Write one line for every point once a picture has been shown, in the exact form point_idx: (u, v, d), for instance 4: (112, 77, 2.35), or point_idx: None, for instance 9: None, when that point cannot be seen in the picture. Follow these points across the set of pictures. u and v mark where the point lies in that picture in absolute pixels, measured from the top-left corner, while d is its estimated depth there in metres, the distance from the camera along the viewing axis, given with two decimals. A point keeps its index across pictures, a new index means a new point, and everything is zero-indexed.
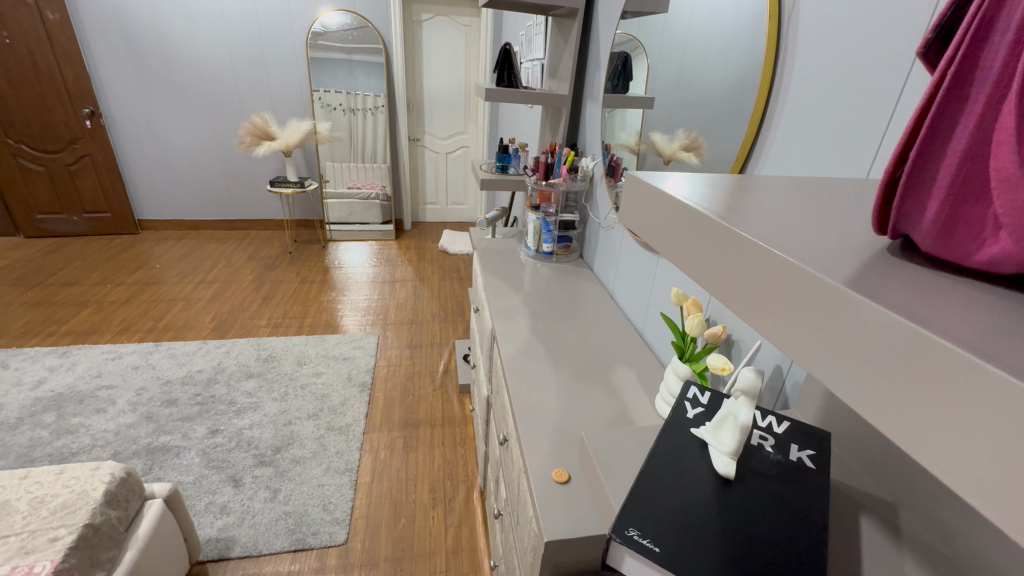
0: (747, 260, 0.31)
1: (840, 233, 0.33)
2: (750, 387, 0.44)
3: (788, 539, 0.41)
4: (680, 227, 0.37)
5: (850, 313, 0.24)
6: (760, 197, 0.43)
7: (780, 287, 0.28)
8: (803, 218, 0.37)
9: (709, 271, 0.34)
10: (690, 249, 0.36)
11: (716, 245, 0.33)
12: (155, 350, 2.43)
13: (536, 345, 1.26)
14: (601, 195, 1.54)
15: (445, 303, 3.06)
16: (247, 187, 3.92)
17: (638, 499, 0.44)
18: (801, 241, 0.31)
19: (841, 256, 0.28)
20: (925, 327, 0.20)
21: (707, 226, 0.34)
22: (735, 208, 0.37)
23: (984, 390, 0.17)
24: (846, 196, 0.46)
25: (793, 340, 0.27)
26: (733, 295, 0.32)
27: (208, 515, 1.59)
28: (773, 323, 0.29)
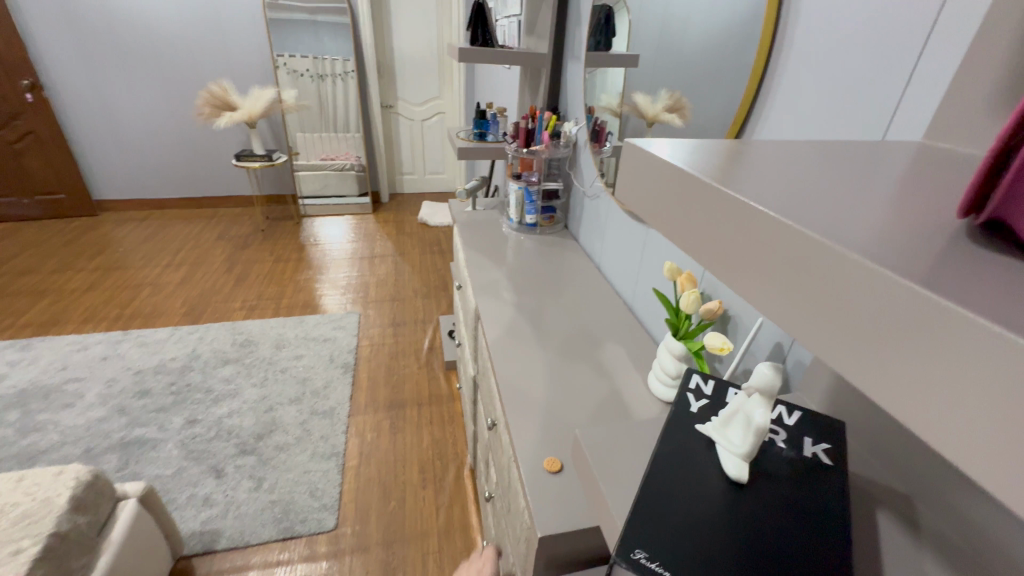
0: (745, 228, 0.28)
1: (858, 203, 0.29)
2: (767, 386, 0.38)
3: (803, 545, 0.37)
4: (671, 192, 0.33)
5: (861, 285, 0.21)
6: (763, 158, 0.38)
7: (783, 259, 0.25)
8: (817, 182, 0.33)
9: (702, 238, 0.31)
10: (681, 217, 0.33)
11: (710, 211, 0.30)
12: (123, 339, 2.32)
13: (522, 323, 1.20)
14: (587, 161, 1.46)
15: (427, 277, 2.98)
16: (211, 162, 3.70)
17: (642, 513, 0.39)
18: (812, 210, 0.27)
19: (865, 232, 0.24)
20: (943, 297, 0.18)
21: (704, 193, 0.31)
22: (734, 170, 0.33)
23: (1005, 368, 0.15)
24: (855, 154, 0.42)
25: (798, 316, 0.25)
26: (730, 267, 0.29)
27: (191, 509, 1.55)
28: (776, 299, 0.26)
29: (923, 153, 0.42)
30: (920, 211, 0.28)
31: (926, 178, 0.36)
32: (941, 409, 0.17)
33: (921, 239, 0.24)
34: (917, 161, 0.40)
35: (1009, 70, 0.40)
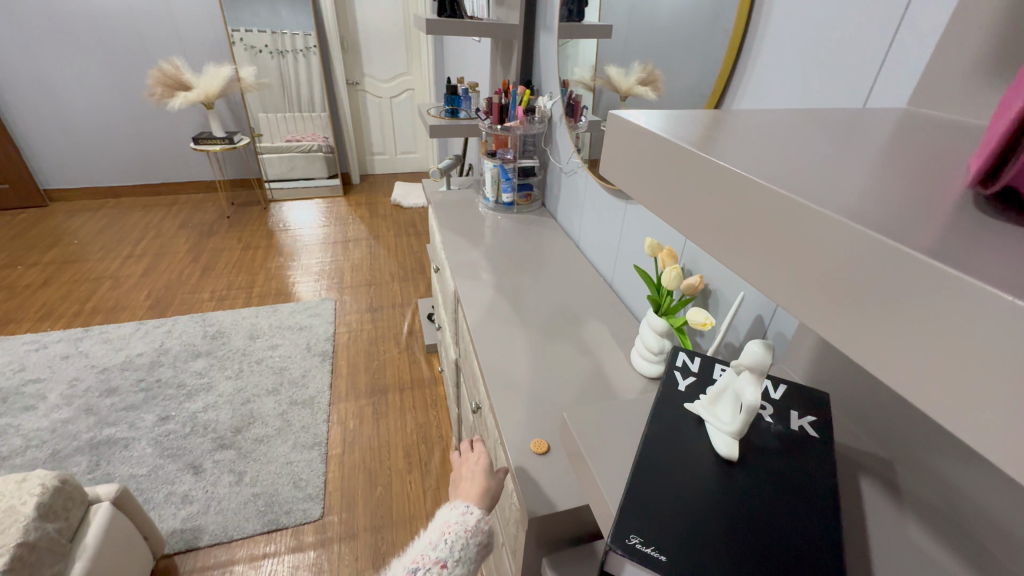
0: (731, 196, 0.26)
1: (845, 172, 0.28)
2: (757, 365, 0.37)
3: (796, 520, 0.37)
4: (652, 162, 0.32)
5: (852, 249, 0.20)
6: (750, 126, 0.36)
7: (771, 227, 0.24)
8: (802, 152, 0.31)
9: (686, 207, 0.30)
10: (664, 187, 0.31)
11: (694, 180, 0.29)
12: (84, 336, 2.22)
13: (502, 304, 1.18)
14: (562, 137, 1.43)
15: (403, 260, 2.92)
16: (168, 146, 3.51)
17: (636, 498, 0.39)
18: (801, 179, 0.26)
19: (857, 201, 0.23)
20: (945, 265, 0.16)
21: (691, 163, 0.29)
22: (720, 140, 0.32)
23: (1010, 326, 0.13)
24: (841, 121, 0.40)
25: (788, 285, 0.23)
26: (716, 236, 0.28)
27: (170, 507, 1.51)
28: (764, 267, 0.25)
29: (907, 120, 0.41)
30: (912, 179, 0.27)
31: (910, 146, 0.35)
32: (944, 374, 0.16)
33: (913, 207, 0.23)
34: (900, 129, 0.39)
35: (995, 32, 0.39)
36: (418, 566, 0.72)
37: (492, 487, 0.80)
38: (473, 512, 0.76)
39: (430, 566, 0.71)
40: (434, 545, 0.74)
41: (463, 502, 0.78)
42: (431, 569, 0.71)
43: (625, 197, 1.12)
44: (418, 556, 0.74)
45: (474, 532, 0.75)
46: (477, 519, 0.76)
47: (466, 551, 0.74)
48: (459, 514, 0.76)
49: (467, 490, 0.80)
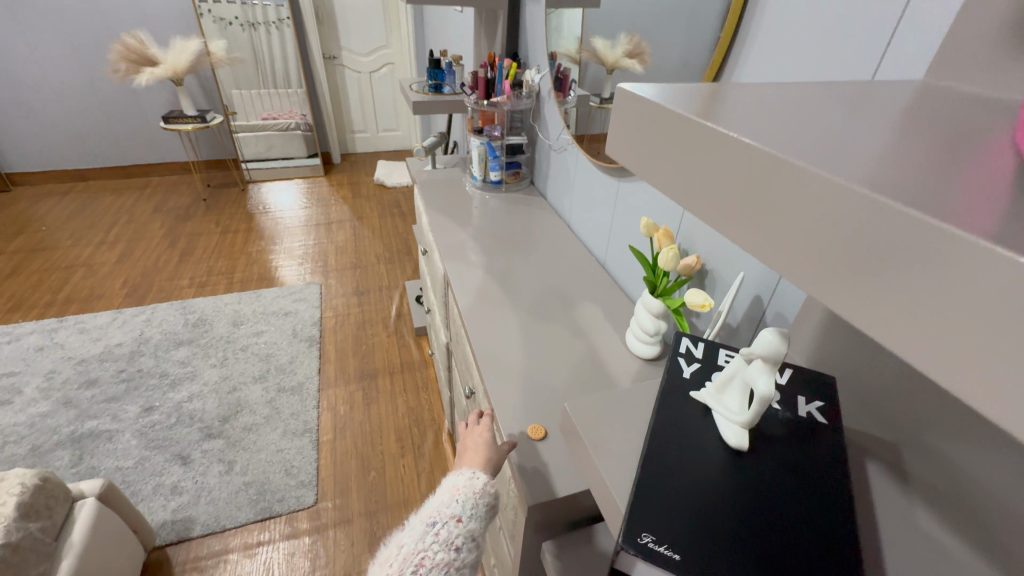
0: (737, 165, 0.24)
1: (862, 143, 0.26)
2: (771, 355, 0.36)
3: (806, 508, 0.37)
4: (651, 128, 0.30)
5: (862, 217, 0.19)
6: (758, 95, 0.34)
7: (775, 196, 0.23)
8: (814, 122, 0.30)
9: (684, 177, 0.28)
10: (663, 155, 0.30)
11: (694, 147, 0.27)
12: (59, 326, 2.14)
13: (493, 287, 1.16)
14: (551, 112, 1.39)
15: (389, 242, 2.86)
16: (137, 126, 3.36)
17: (646, 494, 0.38)
18: (811, 146, 0.24)
19: (870, 170, 0.22)
20: (960, 229, 0.15)
21: (693, 130, 0.27)
22: (726, 109, 0.30)
23: None
24: (851, 92, 0.38)
25: (791, 256, 0.22)
26: (716, 206, 0.26)
27: (159, 498, 1.48)
28: (764, 237, 0.24)
29: (924, 92, 0.38)
30: (935, 151, 0.26)
31: (928, 116, 0.33)
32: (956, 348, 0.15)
33: (937, 181, 0.21)
34: (918, 100, 0.37)
35: None
36: (434, 520, 0.71)
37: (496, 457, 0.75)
38: (479, 477, 0.74)
39: (446, 521, 0.71)
40: (446, 503, 0.72)
41: (468, 467, 0.75)
42: (448, 524, 0.70)
43: (617, 174, 1.09)
44: (433, 511, 0.73)
45: (483, 493, 0.73)
46: (483, 483, 0.73)
47: (479, 510, 0.72)
48: (466, 478, 0.74)
49: (469, 458, 0.76)
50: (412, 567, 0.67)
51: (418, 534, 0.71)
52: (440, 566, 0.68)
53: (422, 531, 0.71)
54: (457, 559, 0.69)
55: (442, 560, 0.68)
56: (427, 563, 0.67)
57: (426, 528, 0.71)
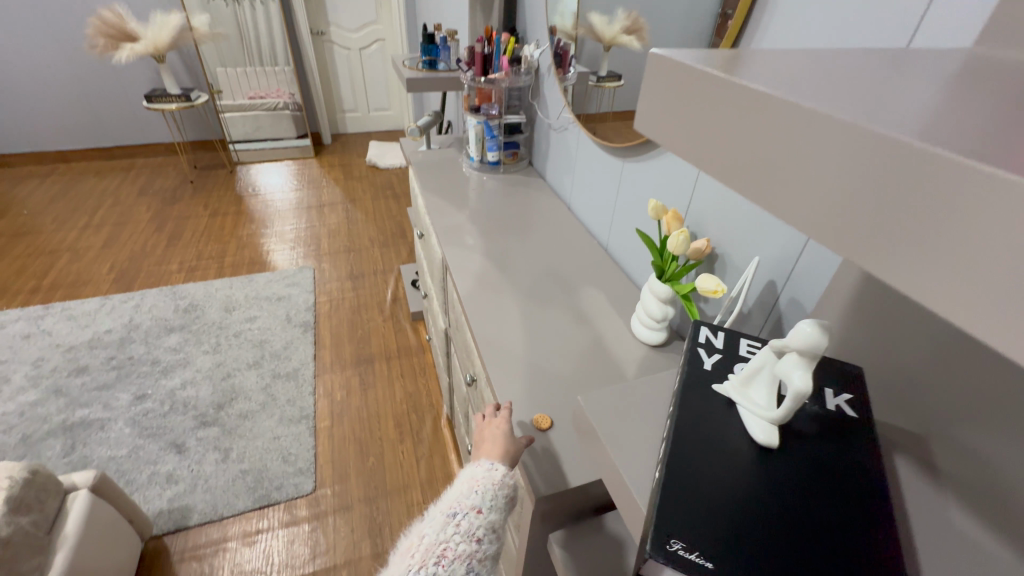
0: (785, 134, 0.24)
1: (921, 107, 0.24)
2: (809, 348, 0.33)
3: (837, 503, 0.35)
4: (666, 83, 0.30)
5: (872, 192, 0.20)
6: (802, 60, 0.32)
7: (792, 157, 0.23)
8: (843, 78, 0.29)
9: (697, 139, 0.29)
10: (698, 126, 0.28)
11: (714, 106, 0.27)
12: (45, 313, 2.08)
13: (493, 271, 1.12)
14: (551, 89, 1.34)
15: (383, 225, 2.81)
16: (118, 105, 3.24)
17: (674, 497, 0.36)
18: (867, 109, 0.23)
19: (935, 132, 0.20)
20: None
21: (735, 99, 0.26)
22: (768, 73, 0.28)
23: None
24: (897, 58, 0.35)
25: (800, 217, 0.24)
26: (727, 169, 0.27)
27: (154, 487, 1.46)
28: (777, 197, 0.25)
29: (975, 59, 0.35)
30: (976, 109, 0.25)
31: (973, 79, 0.31)
32: None
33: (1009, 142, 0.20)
34: (965, 66, 0.34)
35: None
36: (454, 511, 0.68)
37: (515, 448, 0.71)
38: (498, 468, 0.68)
39: (466, 512, 0.67)
40: (466, 494, 0.69)
41: (486, 458, 0.70)
42: (468, 515, 0.67)
43: (621, 154, 1.05)
44: (452, 502, 0.69)
45: (502, 484, 0.68)
46: (503, 474, 0.68)
47: (499, 501, 0.69)
48: (484, 469, 0.69)
49: (488, 448, 0.70)
50: (434, 560, 0.64)
51: (439, 525, 0.67)
52: (462, 558, 0.65)
53: (441, 522, 0.67)
54: (479, 551, 0.66)
55: (464, 551, 0.65)
56: (449, 555, 0.65)
57: (446, 520, 0.67)
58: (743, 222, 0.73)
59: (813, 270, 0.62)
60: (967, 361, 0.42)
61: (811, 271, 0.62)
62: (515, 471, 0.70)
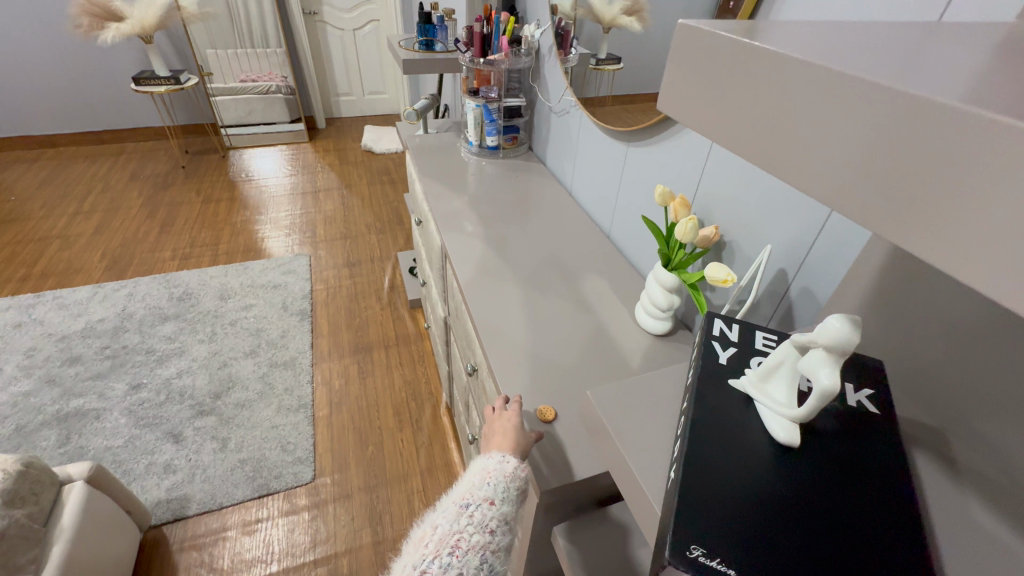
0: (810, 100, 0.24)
1: (960, 70, 0.23)
2: (838, 345, 0.31)
3: (861, 503, 0.34)
4: (690, 49, 0.29)
5: (899, 161, 0.20)
6: (832, 25, 0.31)
7: (816, 123, 0.23)
8: (878, 42, 0.28)
9: (718, 106, 0.28)
10: (723, 95, 0.28)
11: (737, 72, 0.27)
12: (36, 302, 2.05)
13: (494, 259, 1.10)
14: (552, 71, 1.30)
15: (379, 211, 2.77)
16: (106, 88, 3.16)
17: (693, 501, 0.34)
18: (900, 72, 0.22)
19: (972, 90, 0.20)
20: None
21: (760, 67, 0.26)
22: (798, 37, 0.27)
23: None
24: (931, 28, 0.33)
25: (823, 183, 0.24)
26: (748, 135, 0.27)
27: (152, 477, 1.45)
28: (799, 162, 0.25)
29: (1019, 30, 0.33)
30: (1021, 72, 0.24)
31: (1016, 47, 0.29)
32: None
33: None
34: (1008, 38, 0.32)
35: None
36: (467, 502, 0.66)
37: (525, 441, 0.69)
38: (510, 460, 0.67)
39: (478, 503, 0.66)
40: (478, 485, 0.67)
41: (497, 450, 0.69)
42: (481, 506, 0.66)
43: (625, 138, 1.02)
44: (465, 493, 0.68)
45: (515, 476, 0.67)
46: (515, 466, 0.67)
47: (512, 493, 0.67)
48: (496, 461, 0.68)
49: (499, 440, 0.69)
50: (447, 550, 0.62)
51: (451, 515, 0.66)
52: (476, 549, 0.63)
53: (455, 513, 0.66)
54: (492, 543, 0.64)
55: (477, 543, 0.63)
56: (462, 546, 0.63)
57: (459, 510, 0.66)
58: (753, 209, 0.71)
59: (827, 259, 0.60)
60: (991, 351, 0.41)
61: (824, 261, 0.60)
62: (527, 464, 0.69)
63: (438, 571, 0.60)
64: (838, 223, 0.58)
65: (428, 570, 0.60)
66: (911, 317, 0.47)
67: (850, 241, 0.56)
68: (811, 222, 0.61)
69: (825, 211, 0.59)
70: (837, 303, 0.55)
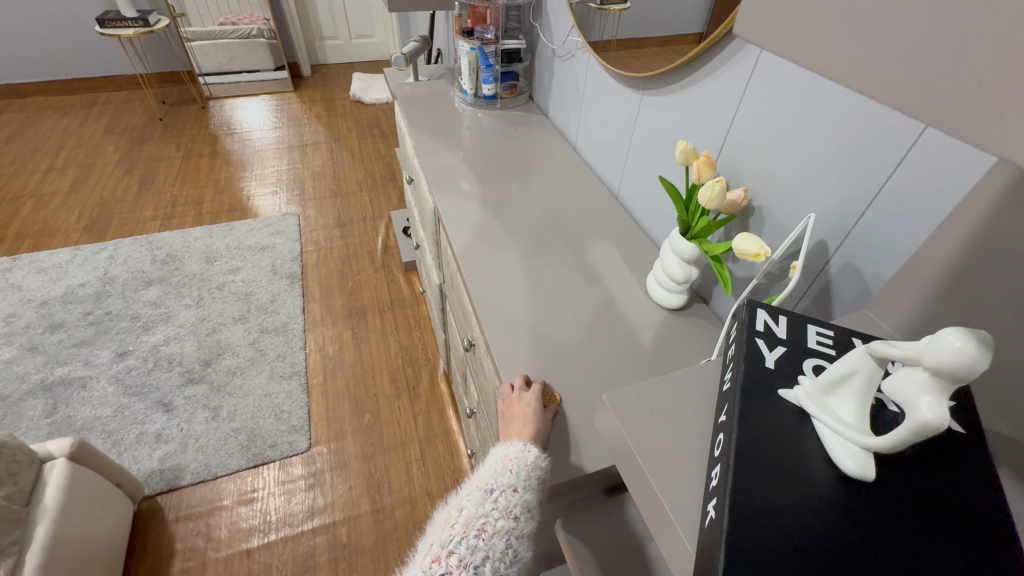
0: None
1: None
2: (952, 370, 0.23)
3: (951, 557, 0.27)
4: None
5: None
6: None
7: (892, 19, 0.18)
8: None
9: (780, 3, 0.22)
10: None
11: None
12: (14, 265, 1.96)
13: (491, 222, 1.00)
14: (556, 8, 1.15)
15: (371, 167, 2.62)
16: (72, 31, 2.92)
17: (747, 546, 0.27)
18: None
19: None
20: None
21: None
22: None
23: None
24: None
25: (896, 95, 0.18)
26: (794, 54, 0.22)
27: (143, 447, 1.41)
28: (885, 74, 0.19)
29: None
30: None
31: None
32: None
33: None
34: None
35: None
36: (491, 487, 0.58)
37: (544, 427, 0.64)
38: (532, 449, 0.61)
39: (502, 489, 0.57)
40: (500, 471, 0.59)
41: (518, 438, 0.62)
42: (504, 493, 0.57)
43: (639, 85, 0.90)
44: (488, 478, 0.60)
45: (536, 467, 0.60)
46: (537, 455, 0.60)
47: (534, 483, 0.59)
48: (518, 450, 0.61)
49: (519, 426, 0.63)
50: (473, 533, 0.54)
51: (476, 499, 0.58)
52: (502, 533, 0.55)
53: (479, 497, 0.58)
54: (518, 529, 0.56)
55: (504, 528, 0.55)
56: (488, 529, 0.55)
57: (483, 495, 0.58)
58: (792, 170, 0.61)
59: (886, 231, 0.51)
60: None
61: (880, 232, 0.52)
62: (548, 452, 0.63)
63: (466, 554, 0.53)
64: (903, 188, 0.48)
65: (455, 552, 0.53)
66: (999, 308, 0.39)
67: (920, 211, 0.47)
68: (865, 187, 0.52)
69: (884, 176, 0.50)
70: (896, 286, 0.47)
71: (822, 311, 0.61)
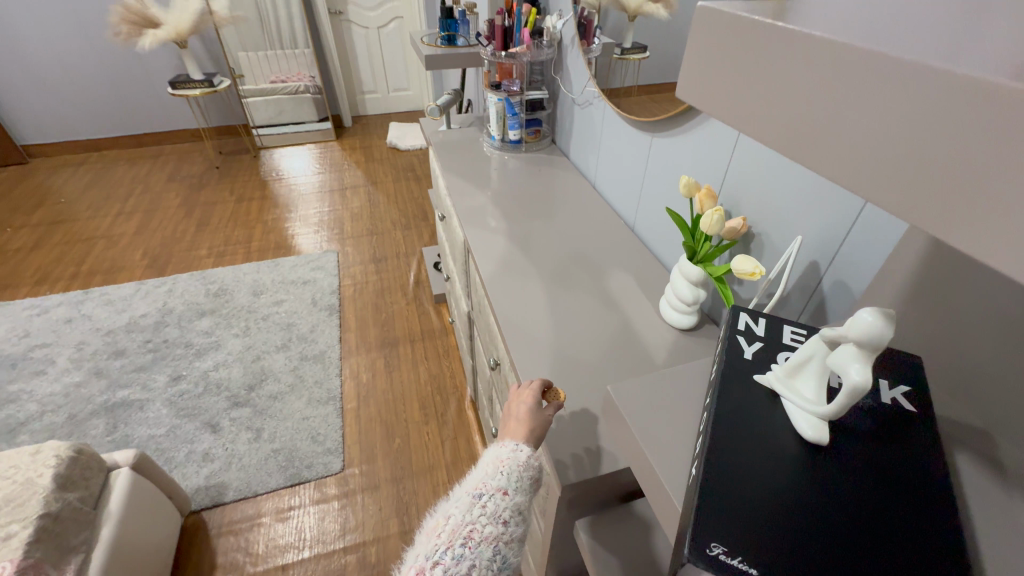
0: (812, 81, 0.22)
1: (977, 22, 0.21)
2: (870, 341, 0.30)
3: (893, 510, 0.33)
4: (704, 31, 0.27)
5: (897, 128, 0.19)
6: None
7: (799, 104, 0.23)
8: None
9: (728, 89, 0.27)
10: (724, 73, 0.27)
11: (733, 45, 0.26)
12: (87, 297, 2.17)
13: (515, 254, 1.10)
14: (574, 63, 1.28)
15: (405, 208, 2.80)
16: (146, 93, 3.30)
17: (718, 499, 0.33)
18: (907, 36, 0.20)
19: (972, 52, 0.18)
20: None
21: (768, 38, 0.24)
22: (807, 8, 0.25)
23: None
24: None
25: (814, 163, 0.23)
26: (757, 113, 0.25)
27: (191, 465, 1.52)
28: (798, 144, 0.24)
29: None
30: None
31: None
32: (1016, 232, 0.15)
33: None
34: None
35: None
36: (480, 493, 0.63)
37: (538, 422, 0.70)
38: (524, 449, 0.66)
39: (491, 493, 0.63)
40: (491, 474, 0.65)
41: (511, 438, 0.68)
42: (494, 496, 0.63)
43: (650, 129, 1.00)
44: (477, 483, 0.65)
45: (527, 466, 0.65)
46: (528, 455, 0.66)
47: (524, 483, 0.65)
48: (509, 450, 0.66)
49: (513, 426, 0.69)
50: (460, 541, 0.58)
51: (464, 506, 0.62)
52: (490, 540, 0.59)
53: (467, 503, 0.62)
54: (506, 534, 0.61)
55: (490, 534, 0.60)
56: (475, 536, 0.59)
57: (472, 501, 0.62)
58: (786, 200, 0.68)
59: (865, 253, 0.57)
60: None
61: (861, 254, 0.58)
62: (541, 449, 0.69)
63: (451, 564, 0.56)
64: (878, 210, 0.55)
65: (440, 562, 0.56)
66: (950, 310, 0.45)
67: (889, 231, 0.53)
68: (847, 211, 0.59)
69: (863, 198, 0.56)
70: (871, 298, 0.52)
71: (818, 325, 0.66)
